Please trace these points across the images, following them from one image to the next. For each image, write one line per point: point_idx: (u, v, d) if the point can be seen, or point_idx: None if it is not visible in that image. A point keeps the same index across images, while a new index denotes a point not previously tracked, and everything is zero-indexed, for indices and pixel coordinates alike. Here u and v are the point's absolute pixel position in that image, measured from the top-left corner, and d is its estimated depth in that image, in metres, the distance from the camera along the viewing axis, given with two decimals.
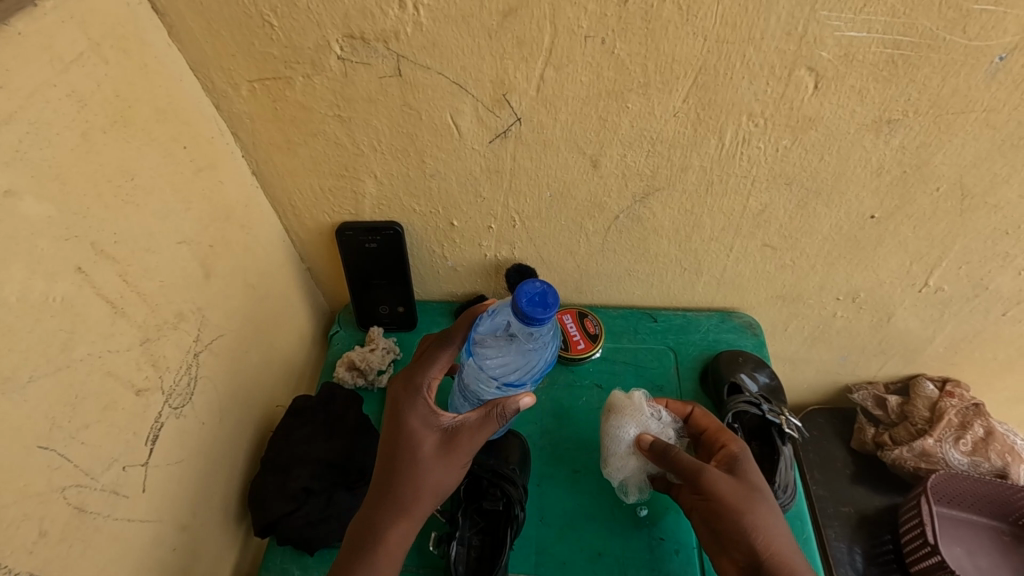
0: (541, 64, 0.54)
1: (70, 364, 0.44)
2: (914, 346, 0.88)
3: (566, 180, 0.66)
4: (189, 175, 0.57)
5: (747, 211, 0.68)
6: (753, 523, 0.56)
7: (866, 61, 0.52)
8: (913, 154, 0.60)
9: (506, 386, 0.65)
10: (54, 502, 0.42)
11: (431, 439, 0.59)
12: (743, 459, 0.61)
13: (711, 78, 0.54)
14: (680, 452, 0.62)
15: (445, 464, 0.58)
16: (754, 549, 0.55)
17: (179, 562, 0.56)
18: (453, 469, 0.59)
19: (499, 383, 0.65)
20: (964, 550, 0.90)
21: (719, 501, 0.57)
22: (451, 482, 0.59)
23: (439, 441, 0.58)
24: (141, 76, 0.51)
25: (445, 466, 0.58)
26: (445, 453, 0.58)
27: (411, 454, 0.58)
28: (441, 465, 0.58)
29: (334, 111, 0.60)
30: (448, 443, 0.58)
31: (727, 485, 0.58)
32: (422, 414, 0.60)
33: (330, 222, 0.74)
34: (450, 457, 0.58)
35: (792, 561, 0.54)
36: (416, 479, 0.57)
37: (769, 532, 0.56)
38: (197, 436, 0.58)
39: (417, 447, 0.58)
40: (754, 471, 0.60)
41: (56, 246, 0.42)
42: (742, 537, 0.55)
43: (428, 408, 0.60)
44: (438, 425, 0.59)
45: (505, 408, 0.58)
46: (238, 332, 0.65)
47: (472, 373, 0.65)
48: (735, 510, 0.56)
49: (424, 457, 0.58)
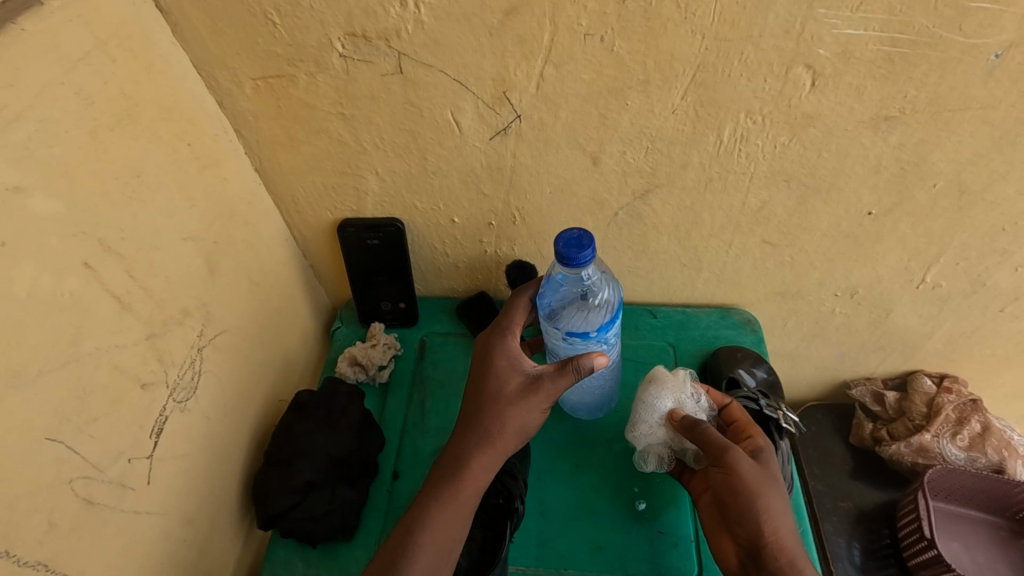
0: (542, 62, 0.55)
1: (78, 358, 0.44)
2: (913, 342, 0.88)
3: (567, 177, 0.66)
4: (194, 172, 0.57)
5: (746, 208, 0.68)
6: (765, 507, 0.57)
7: (863, 59, 0.52)
8: (911, 151, 0.60)
9: (571, 337, 0.65)
10: (62, 494, 0.43)
11: (515, 381, 0.63)
12: (765, 451, 0.62)
13: (709, 76, 0.55)
14: (711, 430, 0.62)
15: (525, 405, 0.61)
16: (757, 530, 0.57)
17: (184, 554, 0.57)
18: (533, 411, 0.62)
19: (564, 335, 0.66)
20: (961, 544, 0.91)
21: (739, 480, 0.58)
22: (530, 428, 0.62)
23: (522, 383, 0.62)
24: (147, 73, 0.51)
25: (527, 409, 0.62)
26: (524, 397, 0.62)
27: (496, 394, 0.62)
28: (520, 407, 0.61)
29: (337, 109, 0.61)
30: (529, 386, 0.62)
31: (751, 468, 0.59)
32: (509, 356, 0.64)
33: (332, 218, 0.74)
34: (529, 398, 0.61)
35: (791, 551, 0.56)
36: (500, 416, 0.61)
37: (774, 519, 0.57)
38: (201, 430, 0.59)
39: (501, 388, 0.63)
40: (775, 464, 0.61)
41: (65, 242, 0.43)
42: (751, 522, 0.57)
43: (515, 352, 0.65)
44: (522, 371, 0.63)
45: (580, 365, 0.60)
46: (241, 327, 0.66)
47: (547, 329, 0.68)
48: (752, 492, 0.58)
49: (507, 397, 0.62)
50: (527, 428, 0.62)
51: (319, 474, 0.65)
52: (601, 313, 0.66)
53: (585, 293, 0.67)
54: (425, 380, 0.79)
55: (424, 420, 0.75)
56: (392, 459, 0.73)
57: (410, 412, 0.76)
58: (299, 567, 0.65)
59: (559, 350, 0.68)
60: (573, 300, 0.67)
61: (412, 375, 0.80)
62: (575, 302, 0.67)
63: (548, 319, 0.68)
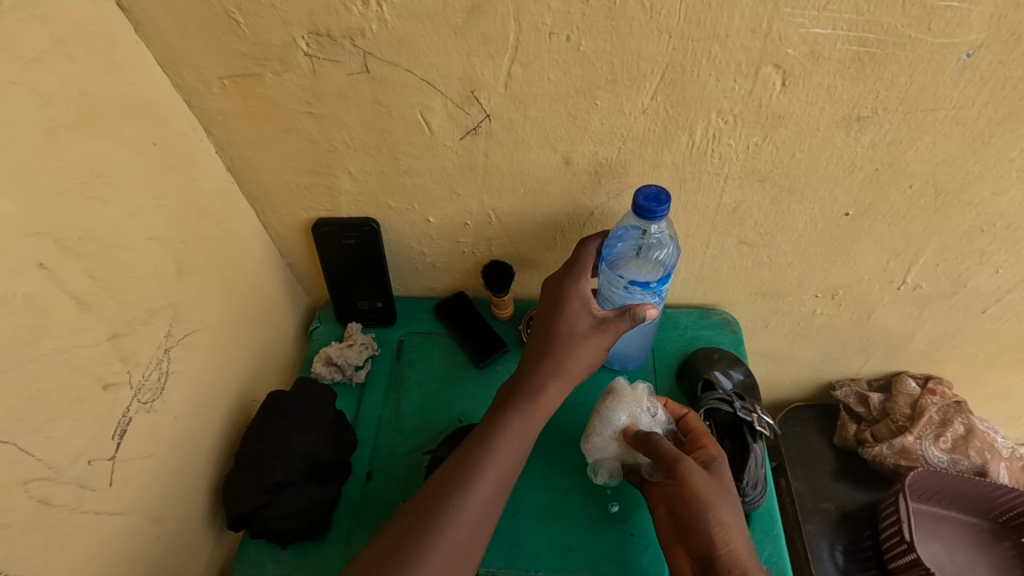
0: (508, 61, 0.54)
1: (32, 360, 0.44)
2: (896, 343, 0.88)
3: (540, 176, 0.66)
4: (160, 172, 0.57)
5: (721, 208, 0.68)
6: (717, 517, 0.57)
7: (832, 58, 0.52)
8: (885, 152, 0.60)
9: (633, 287, 0.66)
10: (17, 495, 0.43)
11: (584, 323, 0.65)
12: (717, 461, 0.62)
13: (678, 76, 0.54)
14: (663, 440, 0.62)
15: (593, 344, 0.64)
16: (711, 542, 0.57)
17: (150, 554, 0.57)
18: (598, 349, 0.64)
19: (626, 284, 0.67)
20: (943, 545, 0.91)
21: (689, 491, 0.58)
22: (594, 364, 0.65)
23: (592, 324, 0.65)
24: (109, 72, 0.51)
25: (594, 349, 0.64)
26: (590, 338, 0.64)
27: (569, 333, 0.64)
28: (586, 346, 0.64)
29: (306, 108, 0.60)
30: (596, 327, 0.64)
31: (703, 477, 0.59)
32: (582, 297, 0.65)
33: (307, 218, 0.74)
34: (594, 339, 0.64)
35: (745, 561, 0.56)
36: (569, 354, 0.64)
37: (729, 530, 0.57)
38: (169, 430, 0.59)
39: (574, 328, 0.64)
40: (726, 474, 0.61)
41: (19, 242, 0.43)
42: (703, 535, 0.57)
43: (587, 293, 0.65)
44: (591, 312, 0.65)
45: (635, 315, 0.64)
46: (212, 327, 0.65)
47: (606, 278, 0.68)
48: (703, 502, 0.58)
49: (575, 337, 0.64)
50: (589, 364, 0.65)
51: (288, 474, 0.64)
52: (658, 270, 0.68)
53: (644, 248, 0.68)
54: (400, 380, 0.79)
55: (399, 420, 0.75)
56: (365, 460, 0.73)
57: (384, 412, 0.76)
58: (270, 567, 0.65)
59: (613, 300, 0.69)
60: (631, 253, 0.68)
61: (389, 375, 0.79)
62: (633, 257, 0.68)
63: (608, 268, 0.68)
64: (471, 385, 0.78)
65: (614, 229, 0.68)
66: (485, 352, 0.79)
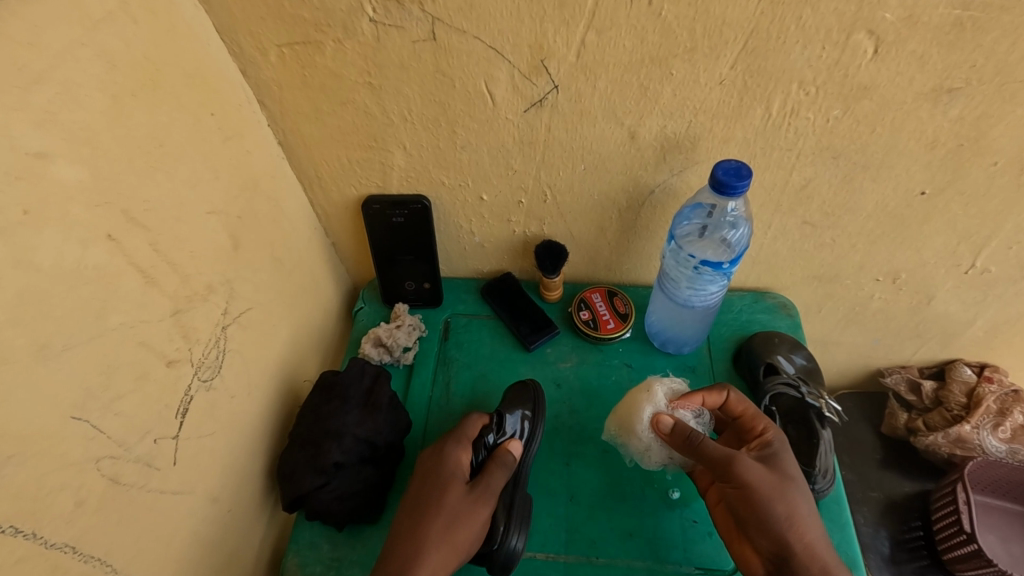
0: (584, 28, 0.52)
1: (104, 333, 0.43)
2: (953, 330, 0.84)
3: (602, 151, 0.63)
4: (217, 144, 0.55)
5: (789, 186, 0.65)
6: (787, 512, 0.54)
7: (931, 24, 0.49)
8: (972, 126, 0.56)
9: (703, 266, 0.64)
10: (89, 472, 0.42)
11: (454, 497, 0.56)
12: (778, 449, 0.58)
13: (762, 43, 0.52)
14: (707, 440, 0.58)
15: (465, 521, 0.54)
16: (783, 541, 0.53)
17: (211, 534, 0.56)
18: (474, 522, 0.55)
19: (695, 264, 0.65)
20: (997, 537, 0.88)
21: (749, 490, 0.55)
22: (464, 545, 0.54)
23: (468, 489, 0.56)
24: (170, 39, 0.49)
25: (467, 518, 0.55)
26: (472, 503, 0.56)
27: (444, 487, 0.56)
28: (452, 526, 0.54)
29: (365, 78, 0.58)
30: (471, 495, 0.56)
31: (761, 472, 0.56)
32: (446, 472, 0.58)
33: (357, 195, 0.72)
34: (472, 508, 0.55)
35: (824, 558, 0.52)
36: (412, 525, 0.54)
37: (802, 523, 0.54)
38: (227, 409, 0.58)
39: (452, 471, 0.58)
40: (790, 463, 0.58)
41: (89, 212, 0.41)
42: (772, 532, 0.54)
43: (455, 464, 0.58)
44: (461, 482, 0.57)
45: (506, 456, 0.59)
46: (264, 305, 0.64)
47: (675, 256, 0.68)
48: (770, 497, 0.54)
49: (455, 504, 0.55)
50: (449, 544, 0.53)
51: (346, 456, 0.63)
52: (725, 249, 0.65)
53: (710, 228, 0.66)
54: (450, 362, 0.77)
55: (450, 402, 0.74)
56: (418, 443, 0.71)
57: (435, 394, 0.75)
58: (326, 549, 0.64)
59: (685, 280, 0.68)
60: (696, 233, 0.66)
61: (437, 357, 0.78)
62: (696, 237, 0.66)
63: (676, 247, 0.67)
64: (523, 368, 0.76)
65: (682, 207, 0.67)
66: (534, 334, 0.78)
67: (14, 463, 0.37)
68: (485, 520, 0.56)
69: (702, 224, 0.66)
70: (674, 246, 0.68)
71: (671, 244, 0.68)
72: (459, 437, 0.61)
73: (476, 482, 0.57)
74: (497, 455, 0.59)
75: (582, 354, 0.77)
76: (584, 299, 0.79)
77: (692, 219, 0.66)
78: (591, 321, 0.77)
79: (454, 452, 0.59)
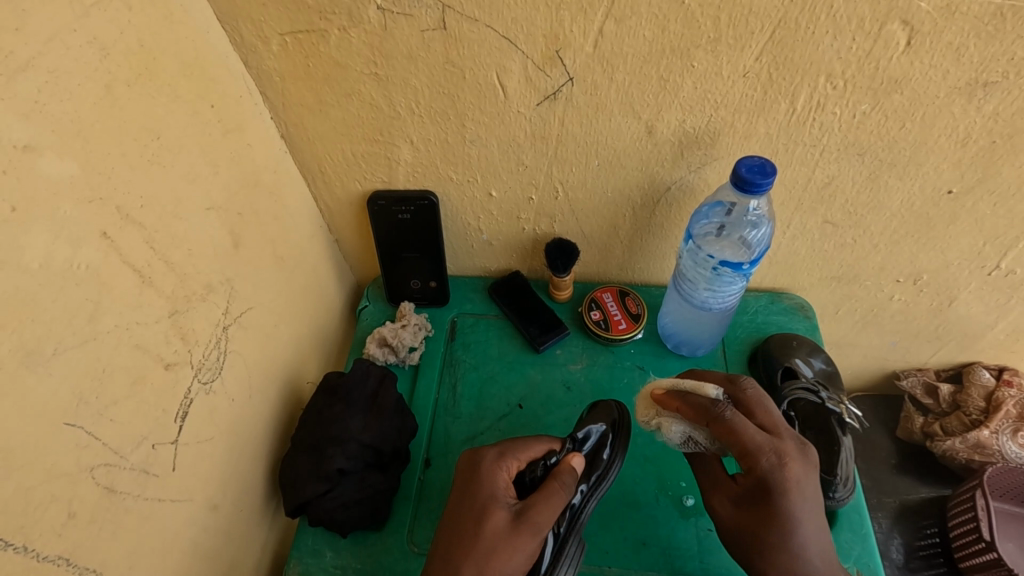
0: (602, 16, 0.50)
1: (98, 336, 0.41)
2: (974, 333, 0.82)
3: (617, 146, 0.61)
4: (216, 137, 0.53)
5: (812, 183, 0.62)
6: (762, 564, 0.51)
7: (970, 14, 0.46)
8: (1007, 122, 0.53)
9: (723, 267, 0.62)
10: (83, 482, 0.40)
11: (496, 525, 0.50)
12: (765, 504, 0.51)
13: (790, 33, 0.49)
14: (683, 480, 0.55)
15: (507, 550, 0.48)
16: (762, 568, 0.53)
17: (210, 542, 0.54)
18: (519, 555, 0.49)
19: (714, 265, 0.63)
20: (1016, 545, 0.87)
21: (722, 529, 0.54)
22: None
23: (510, 515, 0.50)
24: (167, 25, 0.46)
25: (511, 551, 0.49)
26: (517, 533, 0.49)
27: (483, 514, 0.51)
28: (494, 555, 0.48)
29: (371, 69, 0.56)
30: (514, 525, 0.50)
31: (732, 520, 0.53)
32: (487, 494, 0.52)
33: (362, 190, 0.70)
34: (519, 539, 0.49)
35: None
36: (445, 556, 0.49)
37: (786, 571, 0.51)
38: (227, 413, 0.56)
39: (491, 493, 0.52)
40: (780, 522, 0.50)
41: (79, 209, 0.39)
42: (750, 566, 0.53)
43: (497, 486, 0.53)
44: (504, 507, 0.51)
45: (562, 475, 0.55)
46: (266, 305, 0.62)
47: (693, 256, 0.65)
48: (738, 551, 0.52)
49: (494, 536, 0.49)
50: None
51: (351, 462, 0.61)
52: (745, 249, 0.64)
53: (728, 227, 0.64)
54: (456, 363, 0.75)
55: (457, 406, 0.72)
56: (423, 447, 0.69)
57: (441, 396, 0.73)
58: (329, 556, 0.62)
59: (704, 280, 0.66)
60: (714, 231, 0.64)
61: (443, 358, 0.76)
62: (714, 235, 0.64)
63: (693, 248, 0.65)
64: (532, 369, 0.74)
65: (700, 206, 0.65)
66: (544, 335, 0.75)
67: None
68: (530, 553, 0.50)
69: (721, 224, 0.64)
70: (690, 245, 0.65)
71: (687, 244, 0.66)
72: (504, 459, 0.56)
73: (522, 505, 0.52)
74: (557, 472, 0.54)
75: (593, 356, 0.75)
76: (595, 299, 0.76)
77: (710, 219, 0.64)
78: (602, 322, 0.75)
79: (491, 472, 0.54)
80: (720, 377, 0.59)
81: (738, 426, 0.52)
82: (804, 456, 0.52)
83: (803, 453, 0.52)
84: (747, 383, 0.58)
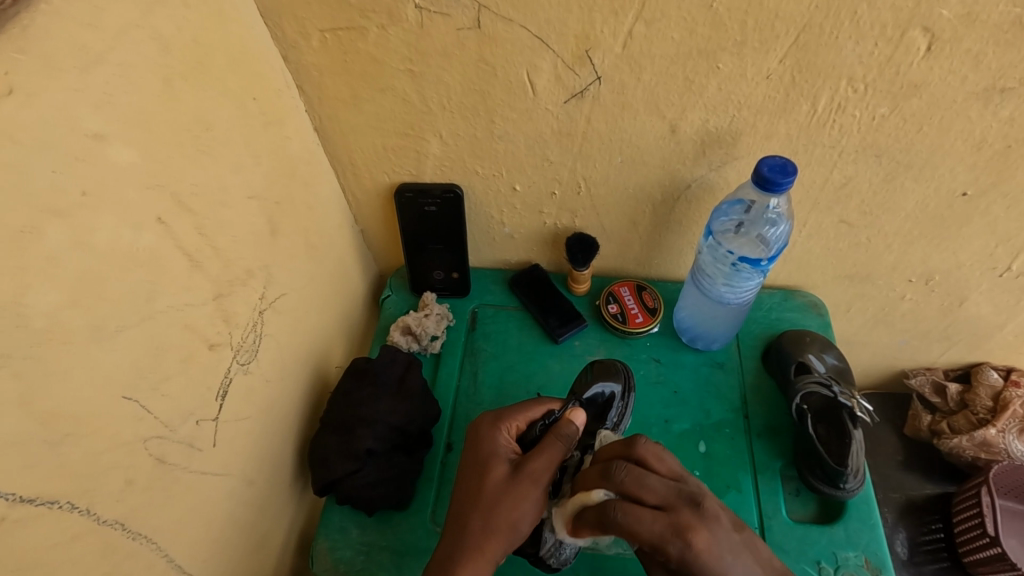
0: (633, 19, 0.52)
1: (153, 315, 0.43)
2: (983, 333, 0.83)
3: (640, 145, 0.63)
4: (258, 129, 0.55)
5: (829, 183, 0.64)
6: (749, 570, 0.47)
7: (989, 22, 0.48)
8: (1021, 128, 0.55)
9: (742, 263, 0.65)
10: (138, 453, 0.43)
11: (499, 475, 0.54)
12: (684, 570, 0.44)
13: (814, 37, 0.51)
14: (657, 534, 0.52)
15: (514, 499, 0.53)
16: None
17: (245, 514, 0.57)
18: (522, 503, 0.53)
19: (734, 261, 0.66)
20: (1018, 541, 0.89)
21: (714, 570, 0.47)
22: (520, 524, 0.52)
23: (508, 470, 0.54)
24: (217, 21, 0.48)
25: (514, 505, 0.53)
26: (517, 483, 0.53)
27: (486, 469, 0.55)
28: (499, 503, 0.52)
29: (406, 65, 0.58)
30: (514, 475, 0.54)
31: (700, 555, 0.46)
32: (488, 450, 0.57)
33: (390, 182, 0.72)
34: (521, 488, 0.53)
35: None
36: (459, 511, 0.54)
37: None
38: (262, 393, 0.58)
39: (493, 451, 0.56)
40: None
41: (141, 194, 0.41)
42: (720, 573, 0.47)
43: (495, 446, 0.57)
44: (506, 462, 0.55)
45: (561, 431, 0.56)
46: (297, 291, 0.64)
47: (712, 251, 0.68)
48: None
49: (498, 486, 0.53)
50: (497, 528, 0.52)
51: (378, 443, 0.63)
52: (762, 247, 0.65)
53: (747, 225, 0.66)
54: (477, 352, 0.77)
55: (478, 392, 0.74)
56: (445, 431, 0.72)
57: (463, 383, 0.75)
58: (355, 533, 0.65)
59: (723, 275, 0.68)
60: (733, 229, 0.66)
61: (464, 347, 0.78)
62: (732, 232, 0.66)
63: (713, 243, 0.67)
64: (551, 359, 0.76)
65: (720, 204, 0.67)
66: (562, 326, 0.77)
67: (71, 442, 0.37)
68: (536, 500, 0.53)
69: (739, 223, 0.66)
70: (708, 241, 0.68)
71: (705, 240, 0.68)
72: (499, 426, 0.59)
73: (523, 458, 0.55)
74: (558, 427, 0.56)
75: (611, 348, 0.77)
76: (612, 293, 0.78)
77: (728, 217, 0.66)
78: (619, 315, 0.77)
79: (491, 438, 0.58)
80: (614, 446, 0.52)
81: (630, 523, 0.45)
82: (703, 515, 0.45)
83: (701, 514, 0.45)
84: (644, 445, 0.50)
